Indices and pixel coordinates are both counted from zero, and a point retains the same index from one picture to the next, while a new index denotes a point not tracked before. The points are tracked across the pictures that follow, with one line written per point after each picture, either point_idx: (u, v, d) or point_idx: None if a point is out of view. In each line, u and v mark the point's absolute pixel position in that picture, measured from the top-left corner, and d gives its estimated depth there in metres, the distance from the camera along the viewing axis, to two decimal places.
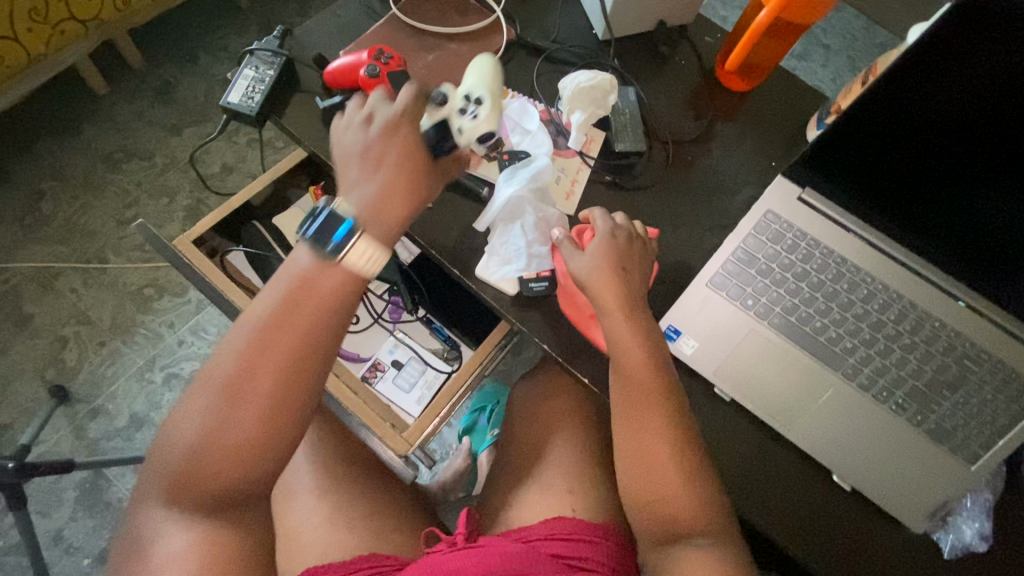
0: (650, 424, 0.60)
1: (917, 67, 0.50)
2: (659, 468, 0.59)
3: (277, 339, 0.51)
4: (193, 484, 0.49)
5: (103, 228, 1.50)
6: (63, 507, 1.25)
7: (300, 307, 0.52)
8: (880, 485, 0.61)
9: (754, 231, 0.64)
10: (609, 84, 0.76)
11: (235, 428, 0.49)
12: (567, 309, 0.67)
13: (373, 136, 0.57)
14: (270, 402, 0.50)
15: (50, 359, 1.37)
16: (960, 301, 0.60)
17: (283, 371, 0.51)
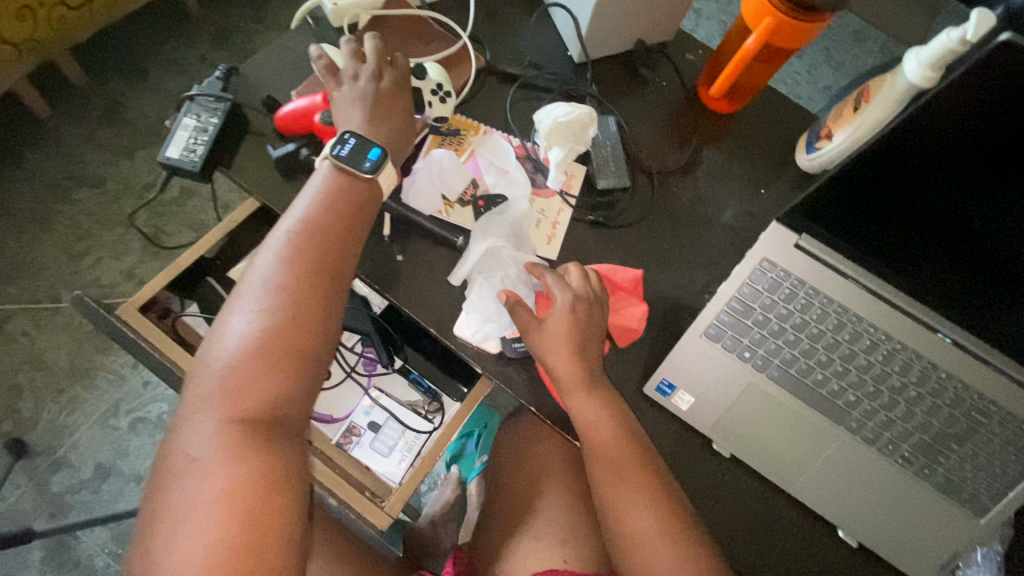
0: (631, 497, 0.57)
1: (934, 106, 0.45)
2: (646, 541, 0.56)
3: (319, 242, 0.54)
4: (241, 381, 0.47)
5: (54, 264, 1.40)
6: (29, 569, 1.18)
7: (335, 217, 0.55)
8: (887, 540, 0.59)
9: (749, 280, 0.60)
10: (588, 117, 0.70)
11: (283, 326, 0.49)
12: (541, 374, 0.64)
13: (385, 87, 0.63)
14: (313, 299, 0.51)
15: (4, 410, 1.28)
16: (945, 336, 0.57)
17: (324, 271, 0.53)
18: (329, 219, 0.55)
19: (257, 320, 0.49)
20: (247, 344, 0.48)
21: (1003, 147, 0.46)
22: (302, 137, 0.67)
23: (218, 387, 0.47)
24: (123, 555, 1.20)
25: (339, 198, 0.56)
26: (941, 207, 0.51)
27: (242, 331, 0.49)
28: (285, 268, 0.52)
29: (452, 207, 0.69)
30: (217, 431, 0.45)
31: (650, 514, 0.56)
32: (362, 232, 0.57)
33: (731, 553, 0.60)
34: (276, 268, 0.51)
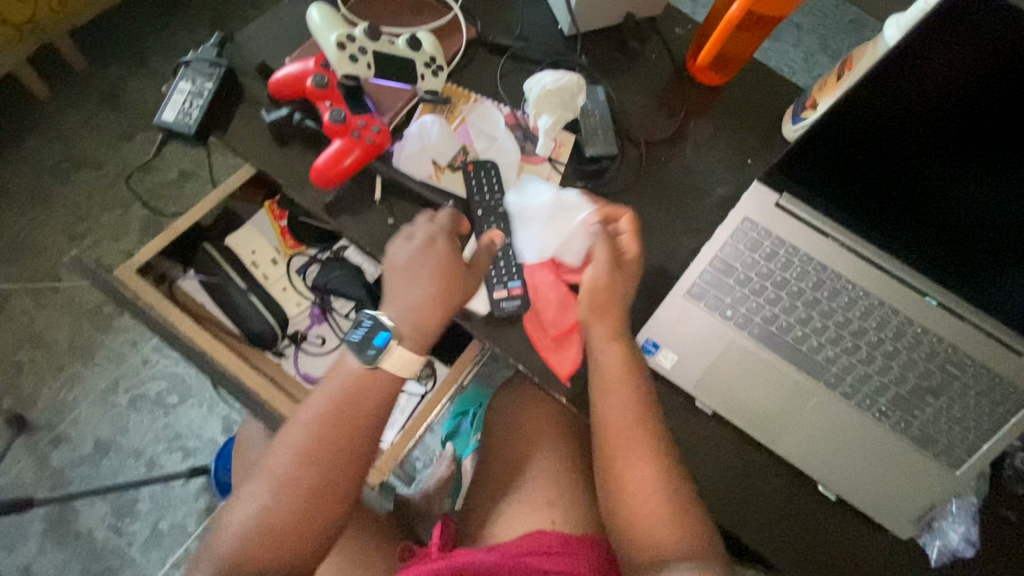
0: (632, 444, 0.59)
1: (900, 67, 0.48)
2: (638, 487, 0.58)
3: (334, 433, 0.56)
4: (244, 564, 0.52)
5: (54, 245, 1.42)
6: (29, 541, 1.20)
7: (349, 409, 0.57)
8: (864, 493, 0.61)
9: (731, 239, 0.61)
10: (577, 85, 0.72)
11: (289, 511, 0.54)
12: (530, 334, 0.66)
13: (415, 254, 0.61)
14: (319, 491, 0.55)
15: (6, 386, 1.30)
16: (932, 300, 0.58)
17: (330, 459, 0.55)
18: (346, 411, 0.57)
19: (263, 509, 0.54)
20: (253, 528, 0.53)
21: (965, 103, 0.48)
22: (295, 103, 0.68)
23: (225, 558, 0.52)
24: (122, 529, 1.22)
25: (354, 386, 0.58)
26: (914, 169, 0.53)
27: (250, 515, 0.54)
28: (295, 457, 0.55)
29: (442, 173, 0.70)
30: None
31: (650, 477, 0.58)
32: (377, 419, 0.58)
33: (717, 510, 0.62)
34: (288, 459, 0.55)
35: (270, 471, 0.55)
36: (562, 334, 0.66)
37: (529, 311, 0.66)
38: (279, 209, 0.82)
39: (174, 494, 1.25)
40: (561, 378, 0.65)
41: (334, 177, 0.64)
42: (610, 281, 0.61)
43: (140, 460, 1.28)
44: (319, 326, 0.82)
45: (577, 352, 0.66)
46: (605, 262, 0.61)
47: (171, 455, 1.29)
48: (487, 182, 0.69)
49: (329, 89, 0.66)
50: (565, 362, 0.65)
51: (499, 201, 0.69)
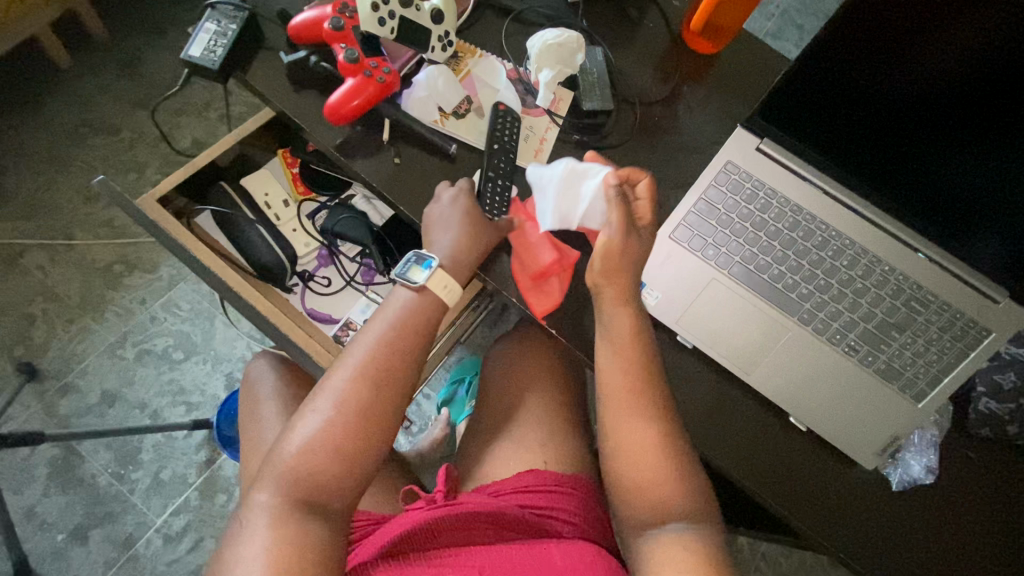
0: (623, 384, 0.63)
1: (890, 30, 0.53)
2: (635, 426, 0.62)
3: (387, 357, 0.62)
4: (303, 473, 0.56)
5: (68, 203, 1.46)
6: (35, 483, 1.24)
7: (404, 338, 0.63)
8: (832, 424, 0.65)
9: (714, 182, 0.66)
10: (577, 42, 0.76)
11: (345, 426, 0.58)
12: (513, 270, 0.71)
13: (447, 205, 0.69)
14: (374, 411, 0.60)
15: (18, 336, 1.35)
16: (920, 254, 0.63)
17: (382, 380, 0.61)
18: (398, 339, 0.63)
19: (323, 425, 0.58)
20: (313, 440, 0.58)
21: (947, 68, 0.53)
22: (313, 47, 0.73)
23: (286, 468, 0.57)
24: (125, 476, 1.26)
25: (406, 317, 0.64)
26: (899, 131, 0.58)
27: (311, 429, 0.58)
28: (353, 378, 0.60)
29: (446, 118, 0.74)
30: (274, 512, 0.54)
31: (654, 421, 0.62)
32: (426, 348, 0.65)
33: (697, 437, 0.66)
34: (347, 379, 0.60)
35: (330, 390, 0.60)
36: (540, 275, 0.69)
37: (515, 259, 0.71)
38: (292, 157, 0.87)
39: (177, 445, 1.29)
40: (535, 315, 0.69)
41: (341, 115, 0.70)
42: (624, 242, 0.63)
43: (144, 411, 1.32)
44: (326, 268, 0.87)
45: (556, 295, 0.69)
46: (619, 223, 0.63)
47: (174, 408, 1.33)
48: (509, 128, 0.73)
49: (344, 33, 0.70)
50: (544, 301, 0.69)
51: (515, 145, 0.74)
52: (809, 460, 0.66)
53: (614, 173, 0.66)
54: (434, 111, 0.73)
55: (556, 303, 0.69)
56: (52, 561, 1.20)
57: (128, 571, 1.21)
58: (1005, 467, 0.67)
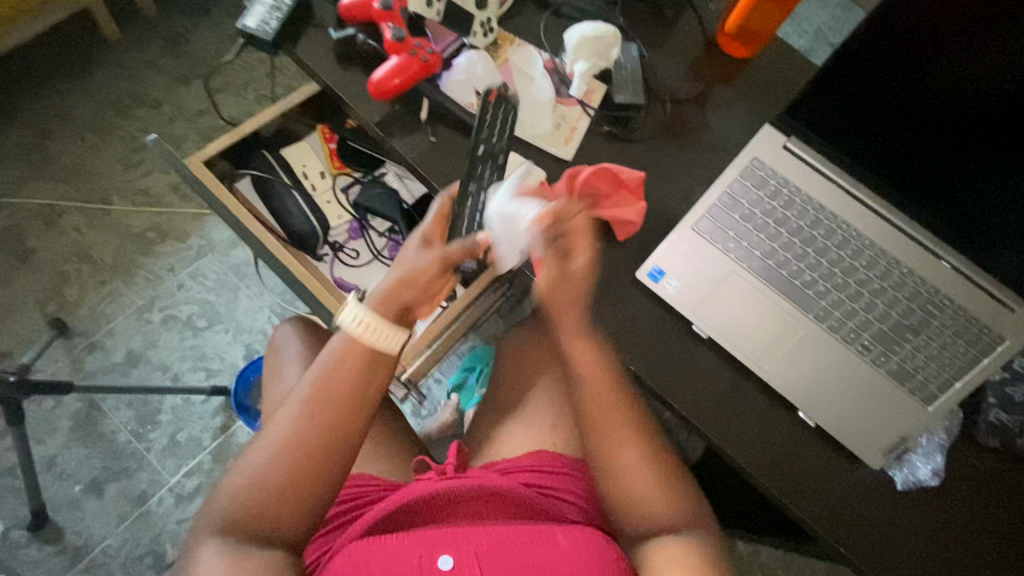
0: (610, 413, 0.65)
1: (922, 48, 0.56)
2: (622, 455, 0.64)
3: (327, 400, 0.61)
4: (240, 517, 0.57)
5: (108, 170, 1.52)
6: (57, 434, 1.28)
7: (342, 387, 0.61)
8: (840, 421, 0.66)
9: (740, 177, 0.68)
10: (613, 37, 0.79)
11: (278, 470, 0.58)
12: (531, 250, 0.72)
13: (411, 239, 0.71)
14: (311, 452, 0.59)
15: (52, 293, 1.40)
16: (946, 264, 0.64)
17: (318, 422, 0.60)
18: (338, 379, 0.61)
19: (260, 468, 0.58)
20: (248, 485, 0.57)
21: (974, 88, 0.56)
22: (361, 26, 0.77)
23: (223, 513, 0.57)
24: (143, 434, 1.30)
25: (348, 357, 0.62)
26: (925, 144, 0.60)
27: (248, 472, 0.58)
28: (289, 420, 0.60)
29: (483, 102, 0.76)
30: (212, 557, 0.55)
31: (639, 450, 0.64)
32: (370, 386, 0.62)
33: (705, 425, 0.68)
34: (284, 422, 0.60)
35: (267, 435, 0.59)
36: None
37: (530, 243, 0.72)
38: (330, 133, 0.91)
39: (194, 409, 1.33)
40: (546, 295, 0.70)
41: (380, 92, 0.74)
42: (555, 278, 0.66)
43: (166, 374, 1.36)
44: (355, 241, 0.89)
45: None
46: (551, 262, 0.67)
47: (194, 373, 1.37)
48: (501, 117, 0.74)
49: (392, 12, 0.74)
50: None
51: (502, 145, 0.74)
52: (815, 457, 0.67)
53: (542, 211, 0.67)
54: (473, 91, 0.76)
55: None
56: (68, 511, 1.24)
57: (139, 526, 1.24)
58: (1013, 479, 0.67)
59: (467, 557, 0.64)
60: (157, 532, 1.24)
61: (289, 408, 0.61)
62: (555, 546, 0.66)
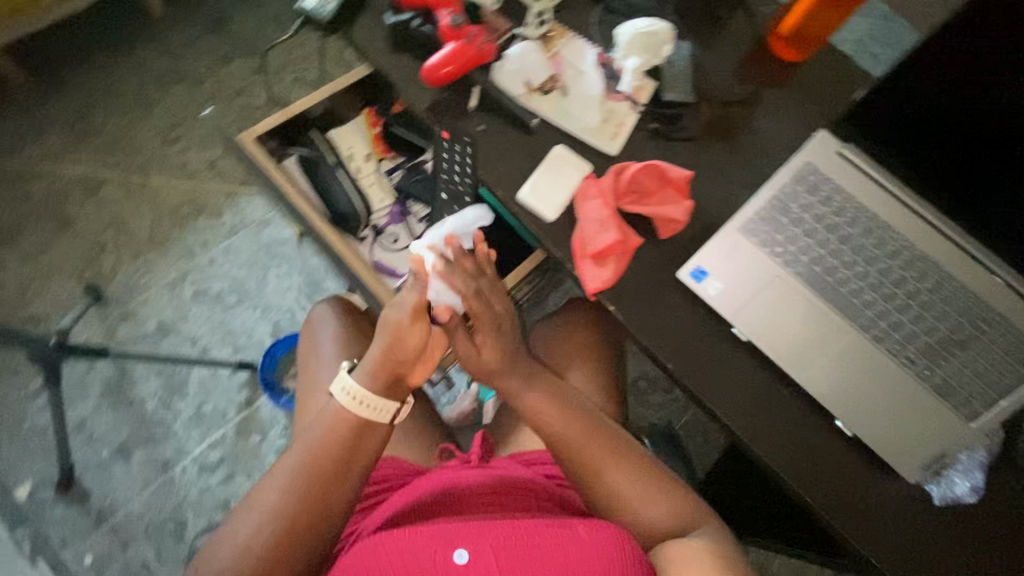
0: (577, 430, 0.73)
1: (985, 66, 0.56)
2: (596, 462, 0.72)
3: (319, 466, 0.67)
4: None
5: (147, 144, 1.55)
6: (89, 398, 1.32)
7: (329, 459, 0.67)
8: (878, 433, 0.66)
9: (792, 181, 0.69)
10: (666, 34, 0.78)
11: (270, 537, 0.63)
12: (573, 243, 0.72)
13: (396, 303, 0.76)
14: (302, 519, 0.64)
15: (89, 260, 1.44)
16: (1000, 279, 0.65)
17: (309, 492, 0.65)
18: (329, 449, 0.67)
19: (251, 537, 0.63)
20: (240, 552, 0.63)
21: None
22: (417, 11, 0.77)
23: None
24: (170, 404, 1.33)
25: (338, 430, 0.68)
26: (981, 160, 0.61)
27: (240, 540, 0.63)
28: (283, 490, 0.65)
29: (532, 93, 0.77)
30: None
31: (611, 460, 0.72)
32: (360, 455, 0.69)
33: (740, 429, 0.68)
34: (278, 492, 0.65)
35: (260, 504, 0.65)
36: (599, 254, 0.70)
37: (572, 235, 0.72)
38: (376, 117, 0.92)
39: (220, 382, 1.36)
40: (587, 289, 0.69)
41: (432, 80, 0.74)
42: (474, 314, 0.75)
43: (194, 346, 1.39)
44: (395, 225, 0.91)
45: (612, 272, 0.70)
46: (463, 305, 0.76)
47: (222, 347, 1.40)
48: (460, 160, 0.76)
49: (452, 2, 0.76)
50: (597, 277, 0.70)
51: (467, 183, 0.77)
52: (847, 465, 0.67)
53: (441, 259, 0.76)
54: (524, 82, 0.76)
55: (610, 282, 0.70)
56: (95, 474, 1.27)
57: (163, 493, 1.27)
58: None
59: (483, 550, 0.64)
60: (179, 500, 1.27)
61: (282, 478, 0.66)
62: (575, 542, 0.64)
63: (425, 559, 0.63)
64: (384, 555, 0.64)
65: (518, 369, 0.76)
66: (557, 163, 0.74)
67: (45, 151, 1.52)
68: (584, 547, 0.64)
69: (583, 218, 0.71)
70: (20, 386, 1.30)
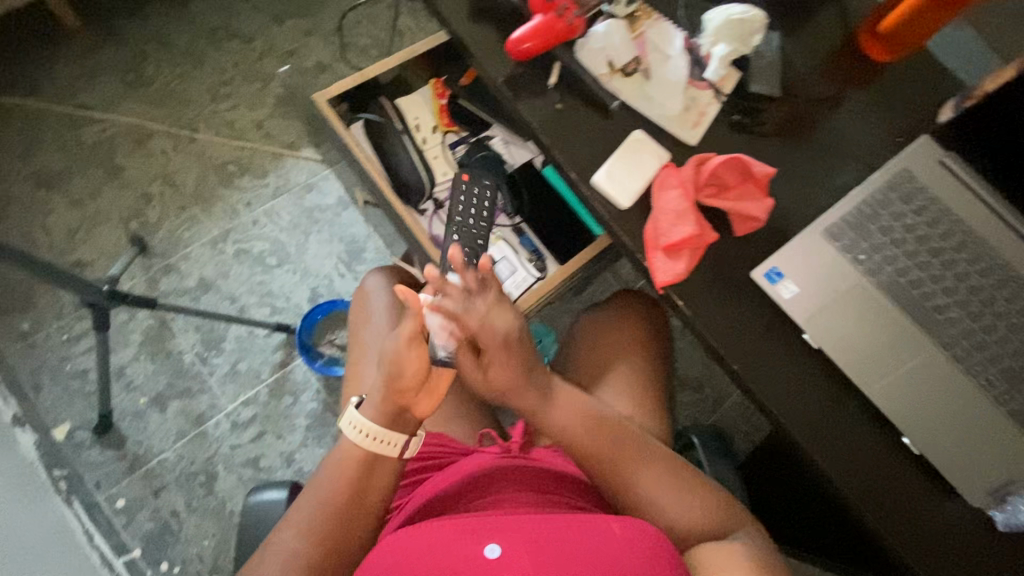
0: (596, 440, 0.72)
1: None
2: (620, 469, 0.72)
3: (336, 505, 0.68)
4: None
5: (197, 99, 1.54)
6: (129, 346, 1.34)
7: (339, 497, 0.68)
8: (949, 454, 0.64)
9: (886, 186, 0.68)
10: (759, 21, 0.75)
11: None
12: (646, 232, 0.70)
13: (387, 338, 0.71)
14: (325, 555, 0.66)
15: (135, 211, 1.45)
16: None
17: (328, 532, 0.67)
18: (345, 487, 0.69)
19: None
20: None
21: None
22: None
23: None
24: (207, 358, 1.35)
25: (353, 470, 0.69)
26: None
27: None
28: (301, 533, 0.66)
29: (614, 74, 0.74)
30: None
31: (638, 469, 0.72)
32: (375, 491, 0.70)
33: (805, 437, 0.66)
34: (296, 537, 0.66)
35: (278, 546, 0.66)
36: (672, 246, 0.68)
37: (645, 224, 0.71)
38: (443, 88, 0.92)
39: (256, 342, 1.37)
40: (657, 281, 0.67)
41: (513, 53, 0.72)
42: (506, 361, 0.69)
43: (233, 304, 1.40)
44: None
45: (684, 265, 0.68)
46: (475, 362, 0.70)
47: (260, 308, 1.40)
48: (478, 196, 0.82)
49: None
50: (668, 271, 0.68)
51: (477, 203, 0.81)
52: (905, 481, 0.65)
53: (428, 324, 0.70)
54: (608, 58, 0.73)
55: (680, 276, 0.68)
56: (132, 421, 1.30)
57: (195, 446, 1.29)
58: None
59: (516, 548, 0.61)
60: (211, 453, 1.29)
61: (299, 519, 0.67)
62: (610, 537, 0.63)
63: (456, 554, 0.61)
64: (412, 551, 0.62)
65: (533, 384, 0.72)
66: (636, 149, 0.72)
67: (97, 98, 1.52)
68: (618, 541, 0.63)
69: (660, 208, 0.69)
70: (64, 329, 1.32)
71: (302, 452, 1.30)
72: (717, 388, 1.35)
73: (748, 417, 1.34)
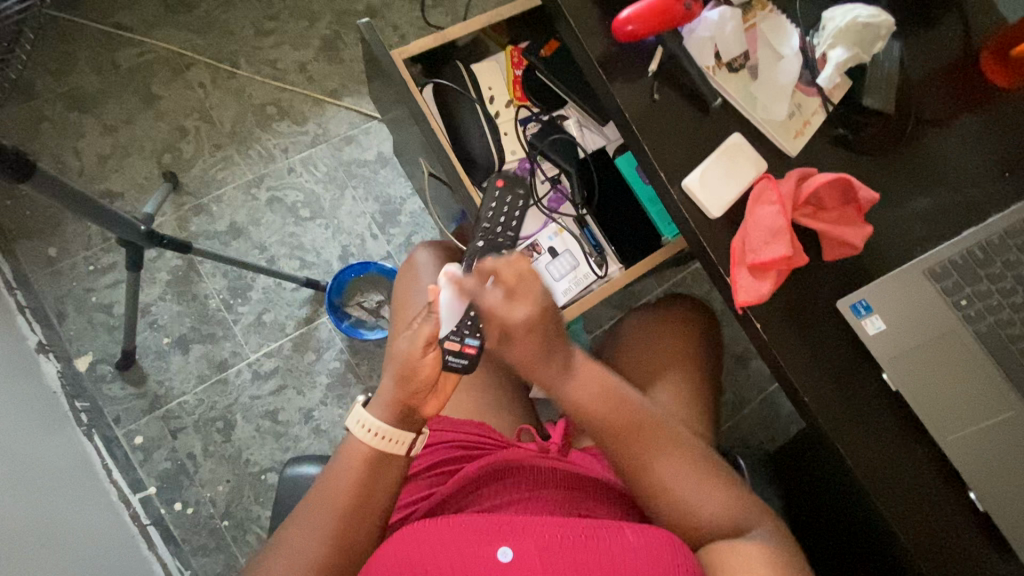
0: (615, 420, 0.68)
1: None
2: (639, 451, 0.68)
3: (343, 504, 0.66)
4: None
5: (240, 32, 1.46)
6: (155, 285, 1.31)
7: (345, 497, 0.66)
8: (1017, 517, 0.61)
9: (1005, 233, 0.64)
10: (886, 28, 0.68)
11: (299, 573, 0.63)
12: (733, 247, 0.66)
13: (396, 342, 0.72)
14: (336, 549, 0.64)
15: (169, 144, 1.40)
16: None
17: (337, 529, 0.65)
18: (352, 486, 0.67)
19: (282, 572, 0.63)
20: None
21: None
22: None
23: None
24: (232, 306, 1.32)
25: (359, 469, 0.67)
26: None
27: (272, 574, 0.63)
28: (313, 536, 0.64)
29: (719, 68, 0.69)
30: None
31: (658, 453, 0.68)
32: (381, 489, 0.68)
33: (868, 481, 0.63)
34: (305, 538, 0.64)
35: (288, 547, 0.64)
36: (760, 265, 0.63)
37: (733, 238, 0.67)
38: (519, 57, 0.89)
39: (283, 295, 1.34)
40: (736, 301, 0.63)
41: (614, 32, 0.66)
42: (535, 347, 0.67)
43: (262, 254, 1.37)
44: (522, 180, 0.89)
45: (768, 287, 0.63)
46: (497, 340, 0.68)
47: (289, 260, 1.37)
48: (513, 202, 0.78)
49: None
50: (749, 291, 0.63)
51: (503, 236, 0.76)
52: (960, 536, 0.63)
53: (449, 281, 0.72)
54: (713, 49, 0.68)
55: (761, 298, 0.63)
56: (155, 359, 1.29)
57: (215, 392, 1.28)
58: None
59: (527, 550, 0.59)
60: (230, 401, 1.28)
61: (311, 516, 0.66)
62: (623, 544, 0.61)
63: (465, 552, 0.59)
64: (427, 542, 0.60)
65: (557, 360, 0.68)
66: (732, 153, 0.67)
67: (136, 19, 1.44)
68: (631, 549, 0.60)
69: (754, 222, 0.65)
70: (90, 260, 1.30)
71: (320, 410, 1.29)
72: (739, 394, 1.32)
73: (767, 426, 1.31)
